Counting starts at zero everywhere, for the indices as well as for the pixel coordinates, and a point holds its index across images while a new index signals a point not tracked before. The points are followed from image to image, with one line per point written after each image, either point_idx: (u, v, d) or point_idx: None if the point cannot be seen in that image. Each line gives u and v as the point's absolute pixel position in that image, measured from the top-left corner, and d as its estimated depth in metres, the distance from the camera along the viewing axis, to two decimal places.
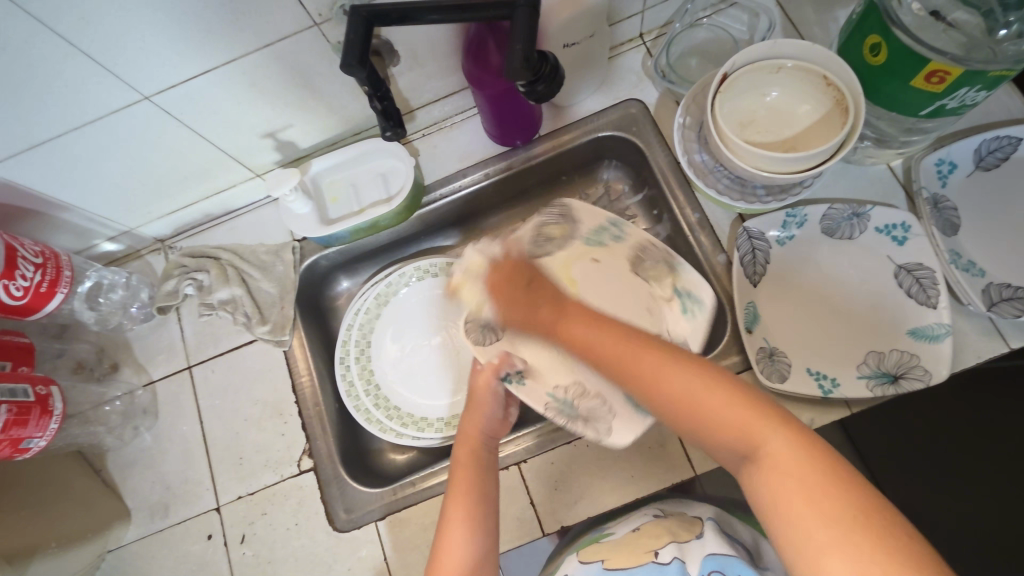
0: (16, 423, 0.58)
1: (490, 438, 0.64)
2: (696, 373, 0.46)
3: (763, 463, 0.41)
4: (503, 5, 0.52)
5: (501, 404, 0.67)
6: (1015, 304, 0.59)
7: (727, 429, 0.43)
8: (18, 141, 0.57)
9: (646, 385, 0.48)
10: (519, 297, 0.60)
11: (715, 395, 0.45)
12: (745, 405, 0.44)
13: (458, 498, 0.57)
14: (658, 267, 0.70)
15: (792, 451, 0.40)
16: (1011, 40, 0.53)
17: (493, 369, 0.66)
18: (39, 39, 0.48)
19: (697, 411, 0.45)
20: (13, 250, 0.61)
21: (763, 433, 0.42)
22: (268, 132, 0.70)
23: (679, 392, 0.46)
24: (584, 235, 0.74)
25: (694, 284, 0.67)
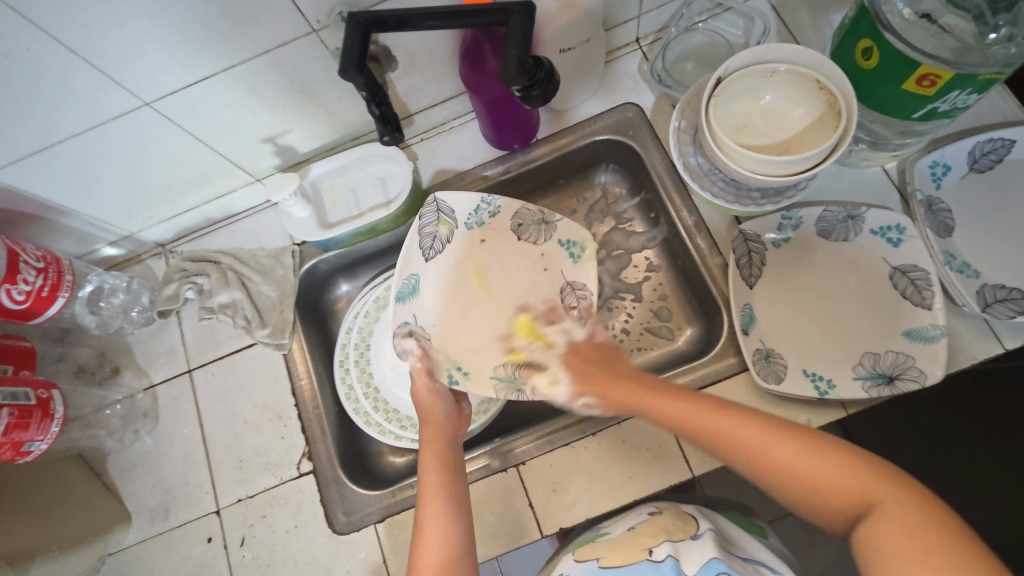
0: (17, 426, 0.58)
1: (454, 436, 0.64)
2: (800, 439, 0.48)
3: (887, 516, 0.42)
4: (498, 11, 0.53)
5: (448, 401, 0.67)
6: (1010, 305, 0.58)
7: (843, 494, 0.45)
8: (20, 147, 0.58)
9: (751, 457, 0.49)
10: (602, 369, 0.64)
11: (824, 461, 0.46)
12: (854, 467, 0.45)
13: (430, 496, 0.57)
14: (538, 229, 0.77)
15: (912, 510, 0.41)
16: (1001, 44, 0.54)
17: (424, 372, 0.67)
18: (41, 47, 0.49)
19: (812, 479, 0.46)
20: (14, 255, 0.61)
21: (880, 493, 0.43)
22: (267, 137, 0.71)
23: (787, 462, 0.47)
24: (465, 222, 0.74)
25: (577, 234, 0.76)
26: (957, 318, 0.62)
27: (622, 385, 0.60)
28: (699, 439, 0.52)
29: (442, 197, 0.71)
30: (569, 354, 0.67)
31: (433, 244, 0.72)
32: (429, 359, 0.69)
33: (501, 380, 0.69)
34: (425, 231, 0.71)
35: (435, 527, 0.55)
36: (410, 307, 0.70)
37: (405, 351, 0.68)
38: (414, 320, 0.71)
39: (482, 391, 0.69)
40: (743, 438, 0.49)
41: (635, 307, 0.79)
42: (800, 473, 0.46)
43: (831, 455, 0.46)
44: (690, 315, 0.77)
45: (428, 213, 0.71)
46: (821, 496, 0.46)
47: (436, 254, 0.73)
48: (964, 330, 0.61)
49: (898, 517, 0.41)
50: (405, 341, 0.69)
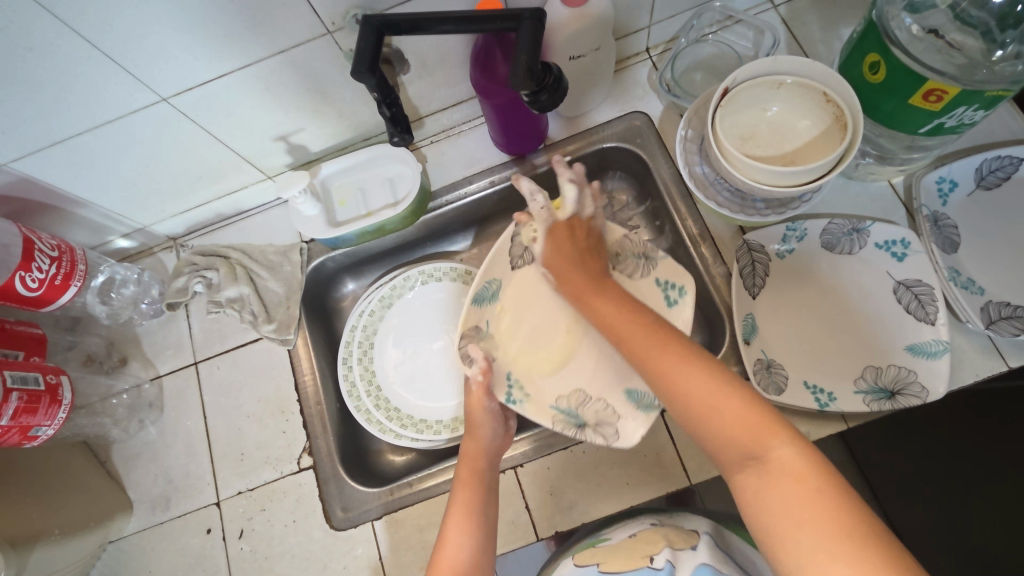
0: (25, 410, 0.59)
1: (494, 458, 0.63)
2: (712, 376, 0.47)
3: (769, 472, 0.42)
4: (509, 17, 0.54)
5: (499, 421, 0.65)
6: (1014, 323, 0.58)
7: (736, 430, 0.44)
8: (39, 137, 0.59)
9: (665, 381, 0.49)
10: (572, 254, 0.64)
11: (732, 401, 0.46)
12: (759, 411, 0.45)
13: (457, 516, 0.57)
14: (637, 262, 0.70)
15: (800, 462, 0.42)
16: (1008, 61, 0.54)
17: (483, 386, 0.65)
18: (63, 41, 0.50)
19: (715, 413, 0.46)
20: (30, 244, 0.63)
21: (773, 438, 0.43)
22: (280, 135, 0.72)
23: (702, 394, 0.47)
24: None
25: (676, 273, 0.67)
26: (960, 333, 0.62)
27: (583, 280, 0.62)
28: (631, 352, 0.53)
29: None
30: (556, 225, 0.65)
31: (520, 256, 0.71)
32: (491, 374, 0.66)
33: (560, 413, 0.66)
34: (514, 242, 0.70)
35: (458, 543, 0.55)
36: (487, 311, 0.70)
37: (469, 357, 0.66)
38: (484, 327, 0.69)
39: (534, 416, 0.65)
40: (663, 360, 0.50)
41: None
42: (708, 403, 0.46)
43: (741, 396, 0.46)
44: (692, 323, 0.77)
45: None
46: (714, 429, 0.46)
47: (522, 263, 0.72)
48: (967, 346, 0.61)
49: (784, 463, 0.42)
50: (469, 347, 0.67)
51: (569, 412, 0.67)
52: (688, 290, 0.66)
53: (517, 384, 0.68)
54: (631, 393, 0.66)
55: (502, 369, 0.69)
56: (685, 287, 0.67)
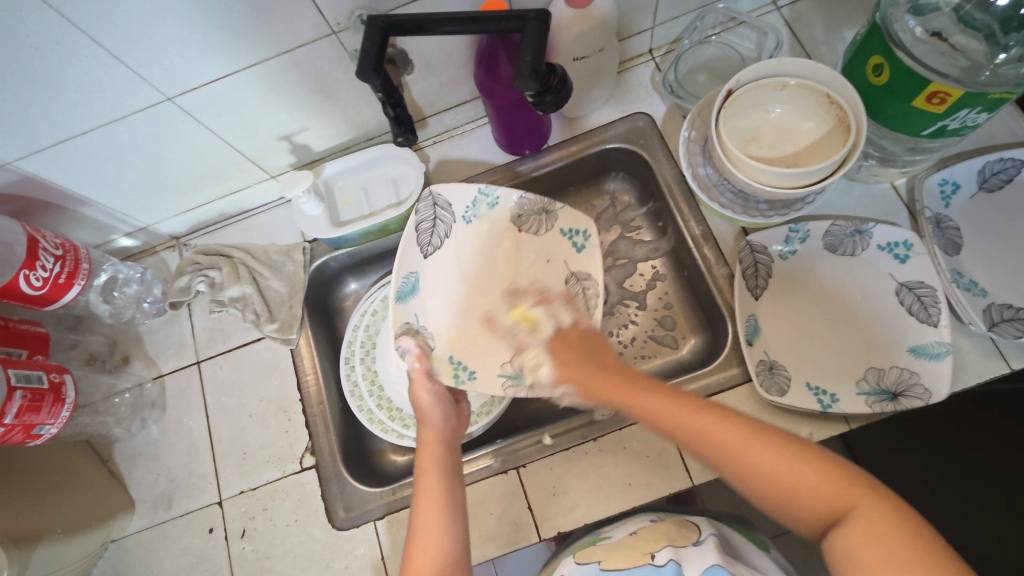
0: (29, 409, 0.60)
1: (451, 443, 0.62)
2: (778, 442, 0.48)
3: (856, 528, 0.42)
4: (514, 18, 0.54)
5: (446, 401, 0.66)
6: (1016, 325, 0.58)
7: (816, 492, 0.45)
8: (44, 136, 0.59)
9: (728, 459, 0.49)
10: (582, 361, 0.61)
11: (805, 463, 0.46)
12: (833, 474, 0.45)
13: (423, 504, 0.55)
14: (538, 219, 0.73)
15: (883, 515, 0.42)
16: (1011, 64, 0.54)
17: (423, 372, 0.66)
18: (69, 40, 0.51)
19: (791, 480, 0.46)
20: (35, 242, 0.63)
21: (853, 498, 0.44)
22: (283, 135, 0.72)
23: (771, 462, 0.47)
24: (462, 214, 0.72)
25: (577, 220, 0.72)
26: (963, 335, 0.62)
27: (609, 377, 0.58)
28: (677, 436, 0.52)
29: (438, 191, 0.70)
30: (554, 338, 0.65)
31: (430, 239, 0.71)
32: (428, 359, 0.67)
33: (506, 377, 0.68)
34: (422, 227, 0.70)
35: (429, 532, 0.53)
36: (414, 306, 0.69)
37: (403, 350, 0.67)
38: (414, 320, 0.69)
39: (486, 388, 0.68)
40: (719, 432, 0.49)
41: (640, 315, 0.79)
42: (780, 477, 0.46)
43: (812, 462, 0.46)
44: (694, 324, 0.77)
45: (423, 209, 0.70)
46: (793, 500, 0.46)
47: (435, 249, 0.72)
48: (969, 349, 0.61)
49: (870, 520, 0.42)
50: (403, 341, 0.67)
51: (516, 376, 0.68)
52: (592, 231, 0.72)
53: (462, 365, 0.69)
54: (560, 331, 0.67)
55: (443, 353, 0.69)
56: (587, 229, 0.72)
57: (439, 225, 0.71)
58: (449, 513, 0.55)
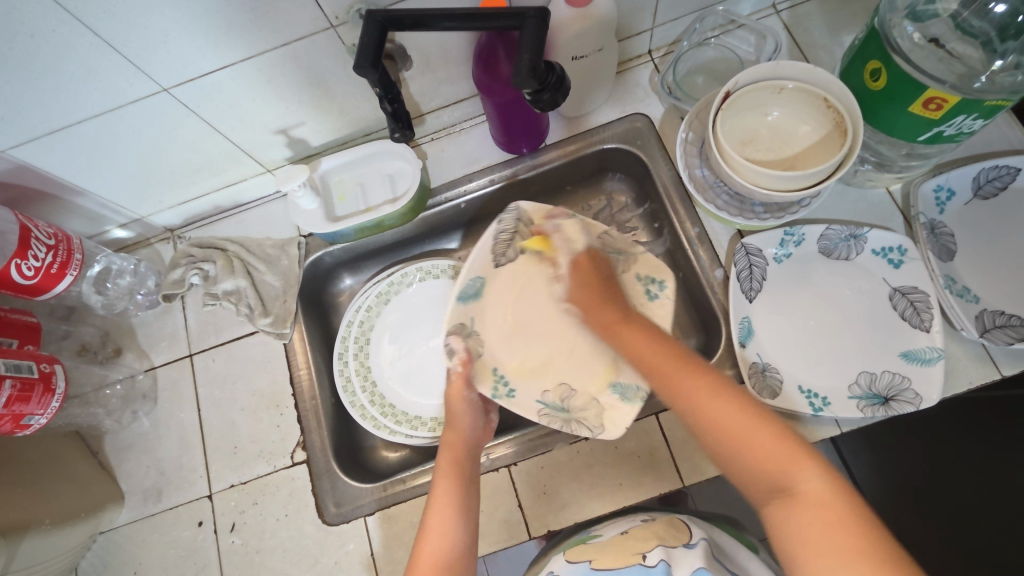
0: (18, 399, 0.59)
1: (475, 447, 0.64)
2: (741, 408, 0.51)
3: (797, 498, 0.45)
4: (513, 15, 0.54)
5: (479, 412, 0.68)
6: (1008, 331, 0.59)
7: (766, 459, 0.48)
8: (39, 125, 0.59)
9: (697, 412, 0.53)
10: (597, 288, 0.68)
11: (763, 431, 0.49)
12: (794, 448, 0.48)
13: (438, 504, 0.58)
14: (618, 258, 0.72)
15: (828, 496, 0.45)
16: (1007, 71, 0.55)
17: (463, 377, 0.67)
18: (66, 29, 0.50)
19: (744, 443, 0.49)
20: (27, 231, 0.63)
21: (804, 472, 0.46)
22: (281, 128, 0.72)
23: (731, 423, 0.51)
24: (532, 230, 0.70)
25: (656, 268, 0.70)
26: (955, 340, 0.62)
27: (607, 309, 0.66)
28: (658, 381, 0.57)
29: (524, 207, 0.67)
30: (581, 253, 0.70)
31: (506, 252, 0.68)
32: (471, 365, 0.68)
33: (547, 406, 0.67)
34: (499, 237, 0.67)
35: (441, 533, 0.56)
36: (472, 309, 0.68)
37: (451, 350, 0.66)
38: (470, 322, 0.68)
39: (520, 410, 0.67)
40: (695, 392, 0.54)
41: None
42: (738, 438, 0.50)
43: (776, 432, 0.49)
44: (689, 325, 0.77)
45: (506, 220, 0.67)
46: (747, 461, 0.49)
47: (507, 261, 0.69)
48: (959, 354, 0.62)
49: (809, 500, 0.45)
50: (452, 339, 0.66)
51: (556, 405, 0.67)
52: (669, 284, 0.69)
53: (503, 378, 0.69)
54: (617, 386, 0.67)
55: (487, 363, 0.69)
56: (665, 281, 0.70)
57: (517, 240, 0.69)
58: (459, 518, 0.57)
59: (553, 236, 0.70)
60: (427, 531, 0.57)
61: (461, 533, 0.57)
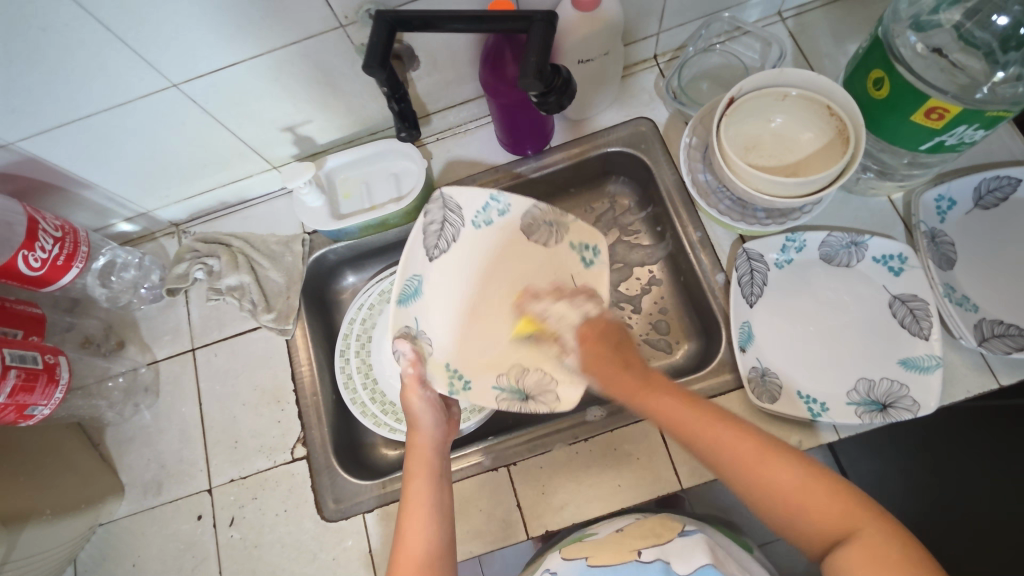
0: (23, 389, 0.60)
1: (444, 448, 0.63)
2: (791, 463, 0.49)
3: (862, 550, 0.44)
4: (521, 18, 0.55)
5: (439, 410, 0.65)
6: (1006, 340, 0.59)
7: (826, 515, 0.47)
8: (48, 118, 0.60)
9: (746, 472, 0.50)
10: (609, 355, 0.62)
11: (818, 485, 0.48)
12: (845, 497, 0.47)
13: (412, 511, 0.56)
14: (549, 229, 0.72)
15: (890, 544, 0.44)
16: (1009, 83, 0.55)
17: (417, 377, 0.64)
18: (78, 24, 0.51)
19: (803, 500, 0.48)
20: (35, 223, 0.63)
21: (859, 520, 0.46)
22: (287, 125, 0.73)
23: (784, 479, 0.49)
24: (471, 218, 0.70)
25: (589, 235, 0.72)
26: (954, 349, 0.63)
27: (629, 376, 0.59)
28: (691, 443, 0.53)
29: (448, 192, 0.68)
30: (581, 325, 0.66)
31: (438, 242, 0.69)
32: (422, 364, 0.64)
33: (505, 391, 0.67)
34: (430, 229, 0.68)
35: (415, 538, 0.55)
36: (414, 311, 0.67)
37: (398, 352, 0.63)
38: (414, 324, 0.67)
39: (482, 400, 0.67)
40: (739, 451, 0.50)
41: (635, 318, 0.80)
42: (795, 495, 0.48)
43: (828, 484, 0.48)
44: (689, 329, 0.77)
45: (433, 210, 0.68)
46: (805, 518, 0.47)
47: (440, 253, 0.70)
48: (958, 362, 0.62)
49: (873, 549, 0.44)
50: (399, 343, 0.63)
51: (512, 388, 0.67)
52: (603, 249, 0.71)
53: (457, 373, 0.69)
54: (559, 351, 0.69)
55: (439, 360, 0.69)
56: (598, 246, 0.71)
57: (447, 228, 0.69)
58: (434, 521, 0.56)
59: (546, 319, 0.69)
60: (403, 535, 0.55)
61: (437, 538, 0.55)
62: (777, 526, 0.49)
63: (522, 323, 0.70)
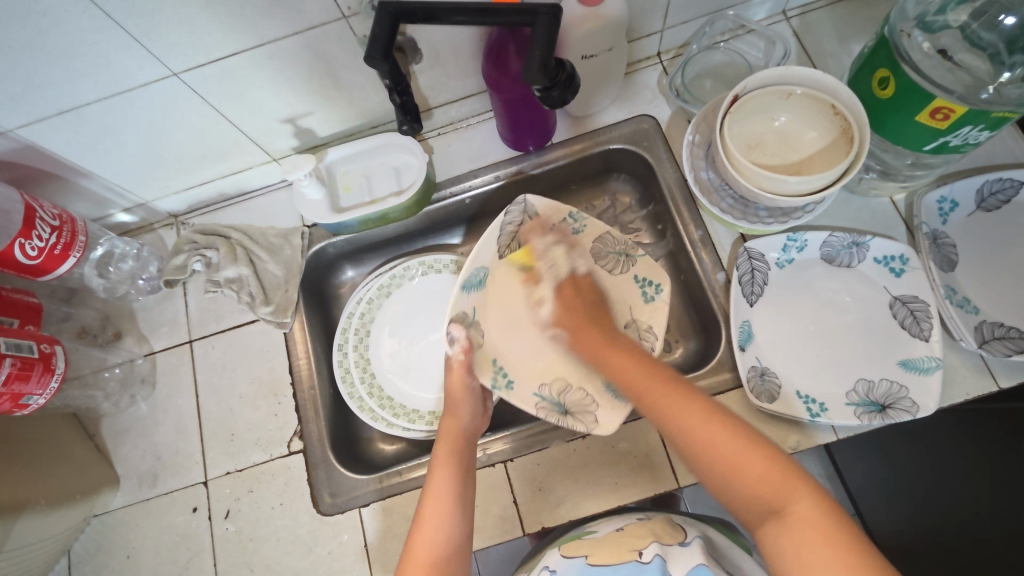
0: (18, 378, 0.59)
1: (473, 437, 0.64)
2: (732, 433, 0.49)
3: (790, 521, 0.44)
4: (526, 11, 0.54)
5: (479, 402, 0.66)
6: (1006, 343, 0.59)
7: (758, 485, 0.46)
8: (46, 105, 0.59)
9: (684, 435, 0.51)
10: (584, 310, 0.66)
11: (755, 457, 0.47)
12: (780, 469, 0.46)
13: (436, 494, 0.57)
14: (617, 258, 0.72)
15: (817, 518, 0.43)
16: (1014, 83, 0.55)
17: (463, 365, 0.65)
18: (78, 10, 0.50)
19: (737, 468, 0.48)
20: (32, 211, 0.63)
21: (795, 492, 0.45)
22: (288, 117, 0.72)
23: (721, 447, 0.49)
24: (546, 230, 0.71)
25: (656, 272, 0.71)
26: (953, 351, 0.62)
27: (595, 333, 0.64)
28: (646, 405, 0.55)
29: (532, 200, 0.70)
30: (566, 280, 0.69)
31: (508, 244, 0.70)
32: (472, 353, 0.66)
33: (545, 399, 0.67)
34: (506, 229, 0.69)
35: (436, 522, 0.55)
36: (473, 299, 0.68)
37: (451, 337, 0.65)
38: (471, 312, 0.68)
39: (518, 401, 0.67)
40: (682, 416, 0.52)
41: None
42: (728, 462, 0.48)
43: (766, 454, 0.48)
44: (689, 328, 0.77)
45: (514, 212, 0.69)
46: (739, 486, 0.47)
47: (509, 254, 0.70)
48: (957, 364, 0.62)
49: (801, 523, 0.44)
50: (453, 328, 0.65)
51: (554, 399, 0.67)
52: (666, 288, 0.70)
53: (503, 369, 0.69)
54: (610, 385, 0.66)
55: (487, 352, 0.69)
56: (662, 285, 0.70)
57: (520, 235, 0.70)
58: (455, 509, 0.56)
59: (542, 258, 0.69)
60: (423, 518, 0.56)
61: (458, 529, 0.56)
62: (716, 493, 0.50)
63: (518, 261, 0.70)
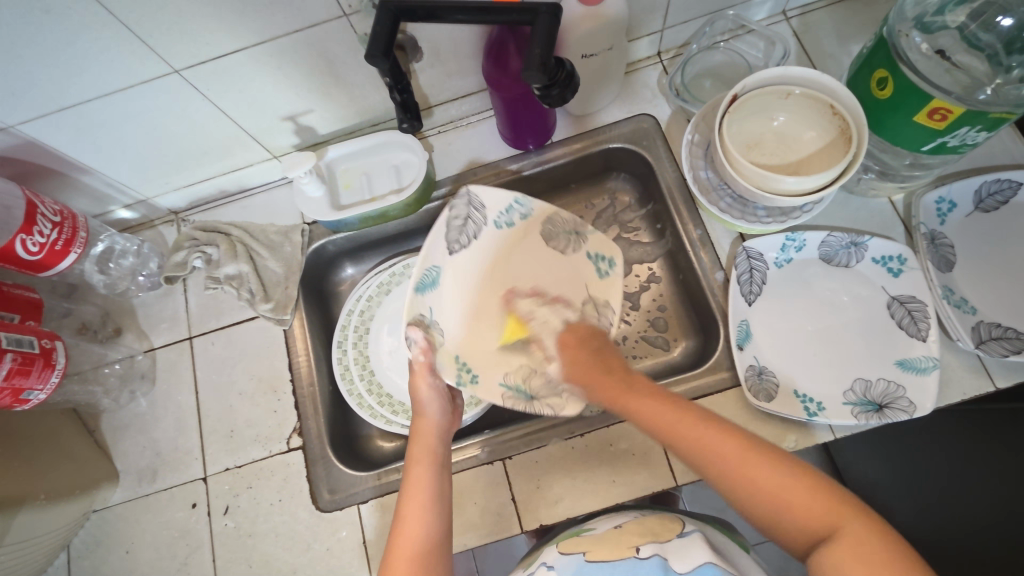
0: (18, 372, 0.59)
1: (445, 436, 0.64)
2: (771, 461, 0.49)
3: (845, 544, 0.43)
4: (526, 10, 0.54)
5: (447, 399, 0.66)
6: (1003, 343, 0.59)
7: (808, 512, 0.46)
8: (47, 102, 0.59)
9: (723, 469, 0.50)
10: (589, 360, 0.64)
11: (800, 484, 0.47)
12: (826, 494, 0.46)
13: (412, 493, 0.57)
14: (568, 238, 0.70)
15: (872, 539, 0.43)
16: (1012, 84, 0.55)
17: (425, 365, 0.64)
18: (80, 7, 0.50)
19: (785, 498, 0.47)
20: (33, 207, 0.63)
21: (845, 516, 0.45)
22: (289, 115, 0.72)
23: (763, 476, 0.48)
24: (495, 219, 0.68)
25: (606, 247, 0.70)
26: (951, 351, 0.63)
27: (606, 378, 0.62)
28: (674, 441, 0.54)
29: (476, 191, 0.65)
30: (565, 332, 0.68)
31: (458, 237, 0.66)
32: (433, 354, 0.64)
33: (510, 390, 0.66)
34: (453, 223, 0.65)
35: (413, 519, 0.55)
36: (430, 299, 0.65)
37: (410, 340, 0.62)
38: (428, 314, 0.65)
39: (486, 396, 0.65)
40: (716, 446, 0.51)
41: (633, 315, 0.80)
42: (773, 491, 0.48)
43: (807, 481, 0.47)
44: (687, 327, 0.77)
45: (458, 205, 0.65)
46: (787, 514, 0.47)
47: (460, 247, 0.67)
48: (955, 364, 0.62)
49: (855, 543, 0.43)
50: (412, 331, 0.62)
51: (519, 388, 0.66)
52: (619, 262, 0.70)
53: (466, 365, 0.66)
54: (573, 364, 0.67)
55: (450, 349, 0.66)
56: (615, 258, 0.70)
57: (470, 225, 0.66)
58: (433, 504, 0.56)
59: (531, 321, 0.69)
60: (401, 520, 0.55)
61: (437, 522, 0.55)
62: (760, 524, 0.49)
63: (508, 319, 0.70)
